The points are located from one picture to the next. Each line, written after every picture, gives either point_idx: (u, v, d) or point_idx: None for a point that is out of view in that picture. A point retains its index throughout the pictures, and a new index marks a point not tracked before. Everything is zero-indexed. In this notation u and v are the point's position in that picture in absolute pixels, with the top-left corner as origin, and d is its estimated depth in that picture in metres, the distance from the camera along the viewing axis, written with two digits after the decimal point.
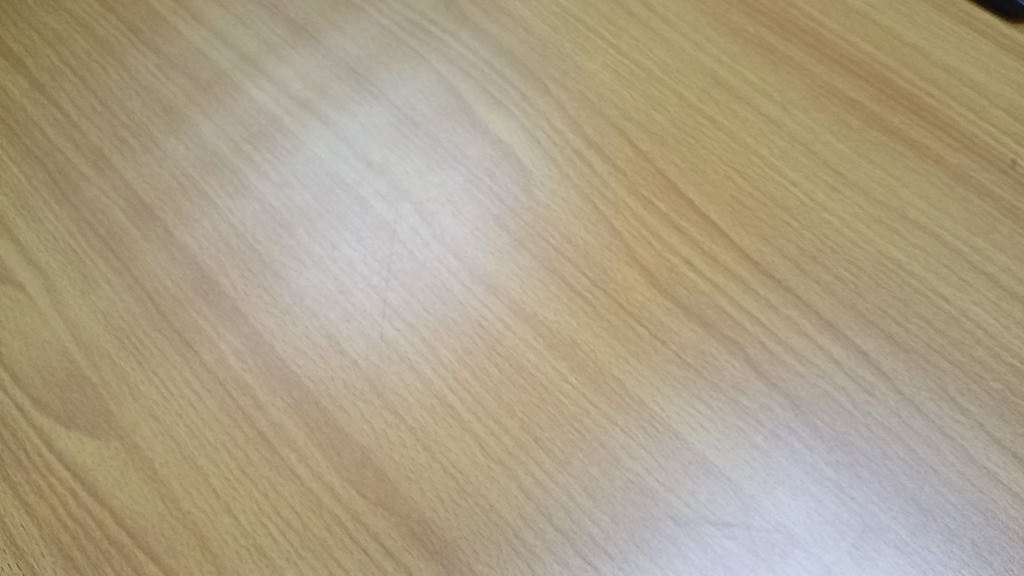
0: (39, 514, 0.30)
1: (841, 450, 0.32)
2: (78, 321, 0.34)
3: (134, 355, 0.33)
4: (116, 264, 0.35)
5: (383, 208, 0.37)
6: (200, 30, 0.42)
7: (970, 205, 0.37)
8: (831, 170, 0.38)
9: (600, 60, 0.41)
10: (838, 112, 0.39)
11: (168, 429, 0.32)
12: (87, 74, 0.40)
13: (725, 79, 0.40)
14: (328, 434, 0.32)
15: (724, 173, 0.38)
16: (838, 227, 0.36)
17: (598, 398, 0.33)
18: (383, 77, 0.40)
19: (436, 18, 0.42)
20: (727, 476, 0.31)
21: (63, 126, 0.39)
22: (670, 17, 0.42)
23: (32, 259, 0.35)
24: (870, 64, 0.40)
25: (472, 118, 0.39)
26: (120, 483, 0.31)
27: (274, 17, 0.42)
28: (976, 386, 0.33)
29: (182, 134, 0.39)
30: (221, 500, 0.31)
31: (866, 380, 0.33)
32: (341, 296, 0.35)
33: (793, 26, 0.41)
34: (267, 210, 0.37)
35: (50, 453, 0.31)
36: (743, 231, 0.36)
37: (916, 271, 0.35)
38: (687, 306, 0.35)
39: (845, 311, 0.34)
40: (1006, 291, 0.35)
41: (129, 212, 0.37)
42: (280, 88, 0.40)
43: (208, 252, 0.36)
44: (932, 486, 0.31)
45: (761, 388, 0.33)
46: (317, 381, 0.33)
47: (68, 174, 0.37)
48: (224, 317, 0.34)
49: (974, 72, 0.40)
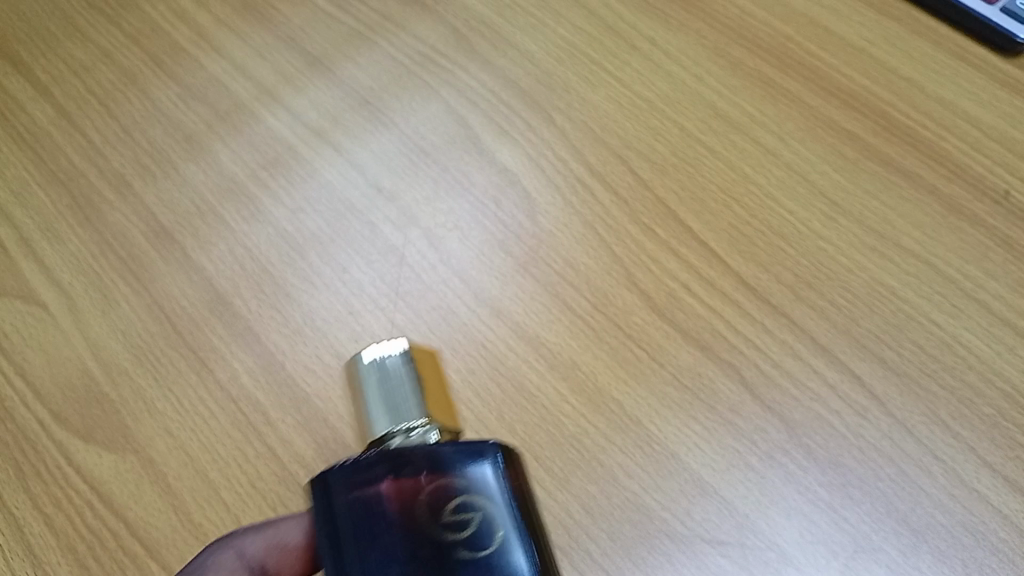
0: (57, 524, 0.31)
1: (834, 470, 0.33)
2: (98, 339, 0.35)
3: (151, 372, 0.35)
4: (135, 285, 0.37)
5: (392, 233, 0.38)
6: (220, 61, 0.43)
7: (963, 233, 0.38)
8: (826, 199, 0.39)
9: (604, 92, 0.42)
10: (834, 144, 0.40)
11: (182, 444, 0.33)
12: (112, 104, 0.42)
13: (724, 111, 0.41)
14: (336, 450, 0.33)
15: (723, 201, 0.39)
16: (833, 254, 0.37)
17: (597, 417, 0.34)
18: (394, 107, 0.42)
19: (446, 50, 0.43)
20: (722, 496, 0.32)
21: (88, 153, 0.40)
22: (671, 50, 0.43)
23: (56, 279, 0.37)
24: (866, 97, 0.41)
25: (480, 147, 0.41)
26: (135, 496, 0.32)
27: (291, 50, 0.44)
28: (967, 410, 0.34)
29: (201, 161, 0.40)
30: (232, 513, 0.32)
31: (859, 404, 0.34)
32: (351, 318, 0.36)
33: (791, 60, 0.43)
34: (281, 234, 0.38)
35: (68, 466, 0.33)
36: (740, 258, 0.37)
37: (909, 298, 0.36)
38: (684, 330, 0.36)
39: (839, 336, 0.35)
40: (997, 318, 0.36)
41: (149, 235, 0.38)
42: (295, 118, 0.42)
43: (224, 274, 0.37)
44: (923, 507, 0.32)
45: (756, 410, 0.34)
46: (326, 399, 0.34)
47: (92, 199, 0.39)
48: (237, 337, 0.35)
49: (969, 104, 0.41)
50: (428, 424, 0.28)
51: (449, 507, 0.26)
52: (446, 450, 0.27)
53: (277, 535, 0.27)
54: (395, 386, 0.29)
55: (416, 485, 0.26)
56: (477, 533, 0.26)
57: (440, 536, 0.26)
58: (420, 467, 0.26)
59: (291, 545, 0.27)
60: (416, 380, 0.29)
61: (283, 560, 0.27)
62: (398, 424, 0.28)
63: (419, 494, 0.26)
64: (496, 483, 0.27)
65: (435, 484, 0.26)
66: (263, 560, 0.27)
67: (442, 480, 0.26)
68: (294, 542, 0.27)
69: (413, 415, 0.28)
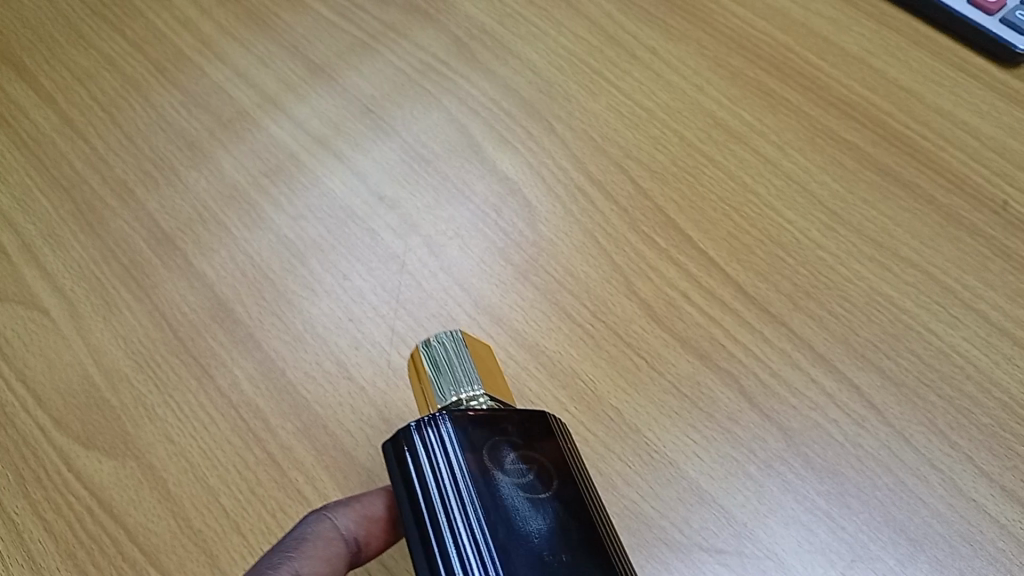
0: (57, 529, 0.31)
1: (832, 480, 0.33)
2: (99, 345, 0.35)
3: (152, 378, 0.35)
4: (137, 291, 0.37)
5: (393, 240, 0.38)
6: (223, 69, 0.44)
7: (961, 243, 0.38)
8: (825, 209, 0.39)
9: (605, 101, 0.42)
10: (833, 153, 0.40)
11: (182, 450, 0.33)
12: (115, 111, 0.42)
13: (724, 120, 0.42)
14: (335, 457, 0.33)
15: (722, 210, 0.39)
16: (832, 264, 0.37)
17: (596, 425, 0.34)
18: (396, 115, 0.42)
19: (448, 58, 0.44)
20: (720, 504, 0.32)
21: (91, 160, 0.41)
22: (672, 60, 0.43)
23: (58, 285, 0.37)
24: (865, 107, 0.42)
25: (481, 155, 0.41)
26: (135, 502, 0.32)
27: (294, 58, 0.44)
28: (965, 419, 0.34)
29: (204, 168, 0.40)
30: (231, 519, 0.32)
31: (857, 413, 0.34)
32: (352, 325, 0.36)
33: (791, 70, 0.43)
34: (282, 241, 0.38)
35: (69, 471, 0.33)
36: (739, 267, 0.37)
37: (908, 307, 0.36)
38: (683, 338, 0.36)
39: (838, 346, 0.35)
40: (996, 328, 0.36)
41: (151, 242, 0.38)
42: (298, 126, 0.42)
43: (225, 281, 0.37)
44: (921, 516, 0.32)
45: (754, 418, 0.34)
46: (326, 406, 0.34)
47: (95, 205, 0.39)
48: (238, 343, 0.36)
49: (967, 115, 0.41)
50: (490, 397, 0.27)
51: (518, 461, 0.26)
52: (508, 412, 0.26)
53: (365, 507, 0.27)
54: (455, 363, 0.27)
55: (485, 440, 0.26)
56: (549, 489, 0.25)
57: (514, 488, 0.25)
58: (485, 422, 0.26)
59: (376, 517, 0.27)
60: (476, 356, 0.28)
61: (373, 531, 0.27)
62: (458, 395, 0.27)
63: (488, 449, 0.26)
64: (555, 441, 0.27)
65: (501, 439, 0.26)
66: (355, 534, 0.27)
67: (506, 435, 0.26)
68: (381, 514, 0.27)
69: (473, 389, 0.27)
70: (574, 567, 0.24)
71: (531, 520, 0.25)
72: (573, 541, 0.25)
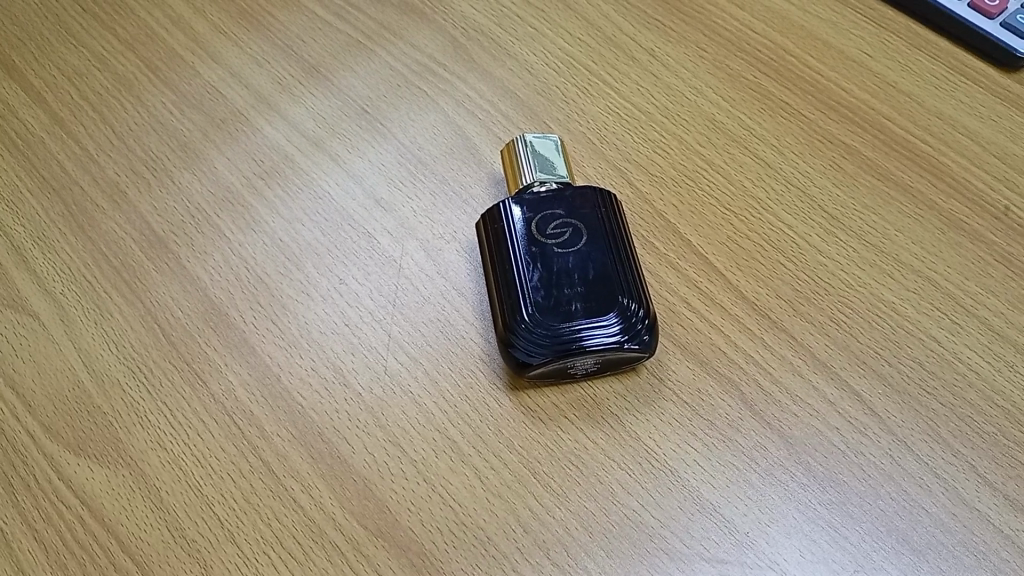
0: (47, 539, 0.31)
1: (834, 489, 0.32)
2: (90, 351, 0.35)
3: (144, 384, 0.34)
4: (129, 295, 0.36)
5: (390, 244, 0.38)
6: (216, 68, 0.43)
7: (963, 249, 0.38)
8: (826, 213, 0.39)
9: (603, 104, 0.42)
10: (833, 157, 0.40)
11: (175, 458, 0.33)
12: (106, 110, 0.42)
13: (723, 123, 0.41)
14: (331, 464, 0.33)
15: (722, 215, 0.39)
16: (834, 269, 0.37)
17: (595, 433, 0.33)
18: (392, 117, 0.42)
19: (445, 59, 0.43)
20: (722, 514, 0.32)
21: (82, 160, 0.40)
22: (671, 62, 0.43)
23: (47, 289, 0.36)
24: (865, 112, 0.41)
25: (478, 157, 0.40)
26: (127, 510, 0.32)
27: (289, 58, 0.43)
28: (968, 428, 0.34)
29: (198, 170, 0.40)
30: (225, 529, 0.31)
31: (859, 421, 0.34)
32: (348, 329, 0.36)
33: (791, 73, 0.43)
34: (276, 244, 0.38)
35: (59, 479, 0.32)
36: (740, 271, 0.37)
37: (909, 314, 0.36)
38: (684, 345, 0.35)
39: (839, 353, 0.35)
40: (999, 335, 0.36)
41: (143, 245, 0.38)
42: (292, 127, 0.41)
43: (219, 285, 0.37)
44: (924, 527, 0.32)
45: (756, 426, 0.34)
46: (322, 413, 0.34)
47: (85, 207, 0.39)
48: (232, 349, 0.35)
49: (968, 119, 0.41)
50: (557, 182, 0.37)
51: (560, 229, 0.35)
52: (557, 214, 0.35)
53: None
54: (546, 153, 0.37)
55: (533, 223, 0.35)
56: (585, 243, 0.35)
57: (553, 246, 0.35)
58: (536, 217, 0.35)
59: None
60: (563, 156, 0.37)
61: None
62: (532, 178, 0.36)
63: (536, 227, 0.35)
64: (604, 216, 0.36)
65: (548, 222, 0.35)
66: None
67: (547, 220, 0.35)
68: None
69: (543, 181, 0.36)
70: (584, 296, 0.34)
71: (558, 269, 0.34)
72: (588, 279, 0.34)
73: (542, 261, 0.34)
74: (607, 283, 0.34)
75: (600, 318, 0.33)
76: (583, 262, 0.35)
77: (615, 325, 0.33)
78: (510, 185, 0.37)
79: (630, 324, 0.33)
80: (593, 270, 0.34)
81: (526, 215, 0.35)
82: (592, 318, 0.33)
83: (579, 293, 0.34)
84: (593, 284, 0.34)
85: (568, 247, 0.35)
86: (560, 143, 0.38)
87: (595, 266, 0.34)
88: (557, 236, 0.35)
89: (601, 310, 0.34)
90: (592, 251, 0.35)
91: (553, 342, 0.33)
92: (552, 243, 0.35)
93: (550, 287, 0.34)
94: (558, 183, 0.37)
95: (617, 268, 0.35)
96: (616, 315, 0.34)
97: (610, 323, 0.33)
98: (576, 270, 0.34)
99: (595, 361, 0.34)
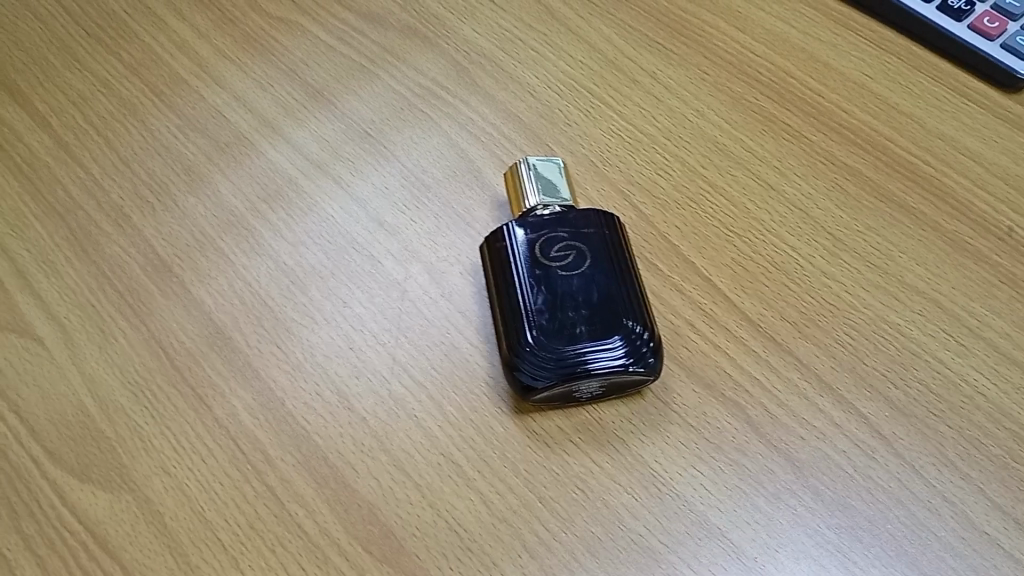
0: (50, 566, 0.31)
1: (842, 513, 0.32)
2: (94, 375, 0.35)
3: (148, 409, 0.34)
4: (134, 319, 0.36)
5: (394, 267, 0.38)
6: (221, 92, 0.43)
7: (968, 271, 0.38)
8: (829, 234, 0.39)
9: (606, 126, 0.42)
10: (835, 179, 0.40)
11: (179, 483, 0.33)
12: (110, 135, 0.42)
13: (726, 145, 0.41)
14: (336, 489, 0.32)
15: (725, 237, 0.39)
16: (838, 291, 0.37)
17: (601, 457, 0.33)
18: (396, 140, 0.42)
19: (448, 83, 0.43)
20: (729, 539, 0.32)
21: (86, 185, 0.40)
22: (673, 85, 0.43)
23: (51, 313, 0.36)
24: (867, 133, 0.42)
25: (482, 180, 0.40)
26: (131, 537, 0.31)
27: (293, 82, 0.44)
28: (975, 450, 0.33)
29: (202, 194, 0.40)
30: (229, 555, 0.31)
31: (866, 443, 0.34)
32: (352, 353, 0.36)
33: (792, 95, 0.43)
34: (280, 267, 0.38)
35: (62, 506, 0.32)
36: (744, 293, 0.37)
37: (914, 336, 0.36)
38: (689, 368, 0.35)
39: (844, 375, 0.35)
40: (1005, 357, 0.36)
41: (148, 269, 0.38)
42: (297, 150, 0.41)
43: (222, 308, 0.37)
44: (933, 551, 0.32)
45: (762, 449, 0.33)
46: (327, 438, 0.33)
47: (90, 232, 0.39)
48: (237, 373, 0.35)
49: (970, 140, 0.41)
50: (561, 205, 0.37)
51: (564, 252, 0.35)
52: (561, 237, 0.35)
53: None
54: (549, 176, 0.37)
55: (537, 246, 0.35)
56: (589, 266, 0.35)
57: (557, 269, 0.35)
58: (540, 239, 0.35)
59: None
60: (566, 179, 0.37)
61: None
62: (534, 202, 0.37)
63: (540, 250, 0.35)
64: (607, 238, 0.36)
65: (553, 244, 0.35)
66: None
67: (552, 243, 0.35)
68: None
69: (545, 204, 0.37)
70: (588, 318, 0.34)
71: (563, 292, 0.34)
72: (592, 301, 0.34)
73: (546, 284, 0.34)
74: (612, 305, 0.34)
75: (605, 341, 0.33)
76: (587, 284, 0.35)
77: (620, 347, 0.33)
78: (513, 208, 0.37)
79: (635, 347, 0.33)
80: (597, 293, 0.34)
81: (529, 238, 0.35)
82: (596, 341, 0.33)
83: (583, 316, 0.34)
84: (597, 306, 0.34)
85: (573, 270, 0.35)
86: (564, 168, 0.38)
87: (599, 289, 0.34)
88: (562, 260, 0.35)
89: (605, 333, 0.33)
90: (596, 273, 0.35)
91: (558, 364, 0.33)
92: (556, 266, 0.35)
93: (555, 310, 0.34)
94: (562, 205, 0.37)
95: (622, 290, 0.35)
96: (621, 338, 0.33)
97: (615, 346, 0.33)
98: (580, 293, 0.34)
99: (600, 384, 0.33)
